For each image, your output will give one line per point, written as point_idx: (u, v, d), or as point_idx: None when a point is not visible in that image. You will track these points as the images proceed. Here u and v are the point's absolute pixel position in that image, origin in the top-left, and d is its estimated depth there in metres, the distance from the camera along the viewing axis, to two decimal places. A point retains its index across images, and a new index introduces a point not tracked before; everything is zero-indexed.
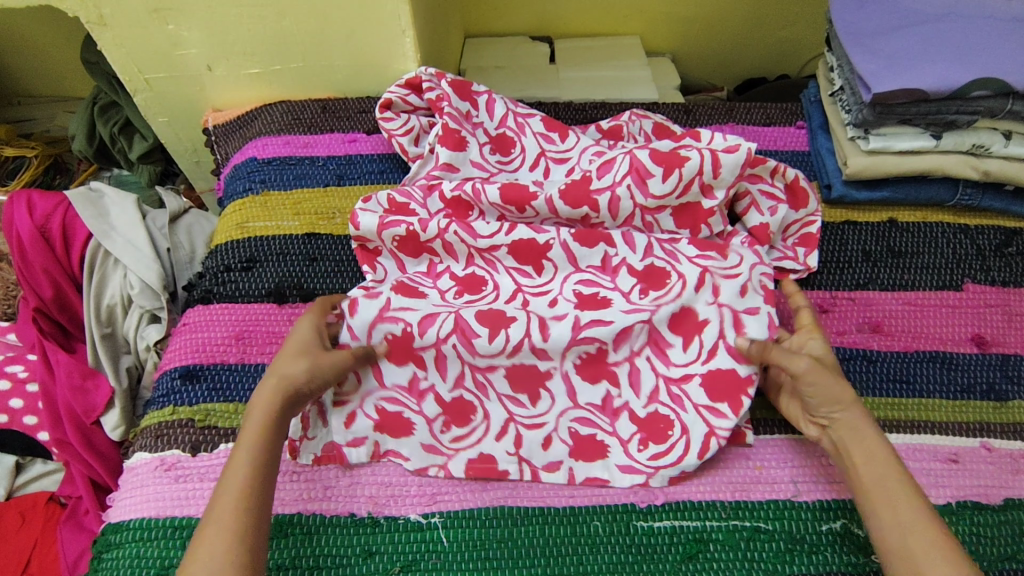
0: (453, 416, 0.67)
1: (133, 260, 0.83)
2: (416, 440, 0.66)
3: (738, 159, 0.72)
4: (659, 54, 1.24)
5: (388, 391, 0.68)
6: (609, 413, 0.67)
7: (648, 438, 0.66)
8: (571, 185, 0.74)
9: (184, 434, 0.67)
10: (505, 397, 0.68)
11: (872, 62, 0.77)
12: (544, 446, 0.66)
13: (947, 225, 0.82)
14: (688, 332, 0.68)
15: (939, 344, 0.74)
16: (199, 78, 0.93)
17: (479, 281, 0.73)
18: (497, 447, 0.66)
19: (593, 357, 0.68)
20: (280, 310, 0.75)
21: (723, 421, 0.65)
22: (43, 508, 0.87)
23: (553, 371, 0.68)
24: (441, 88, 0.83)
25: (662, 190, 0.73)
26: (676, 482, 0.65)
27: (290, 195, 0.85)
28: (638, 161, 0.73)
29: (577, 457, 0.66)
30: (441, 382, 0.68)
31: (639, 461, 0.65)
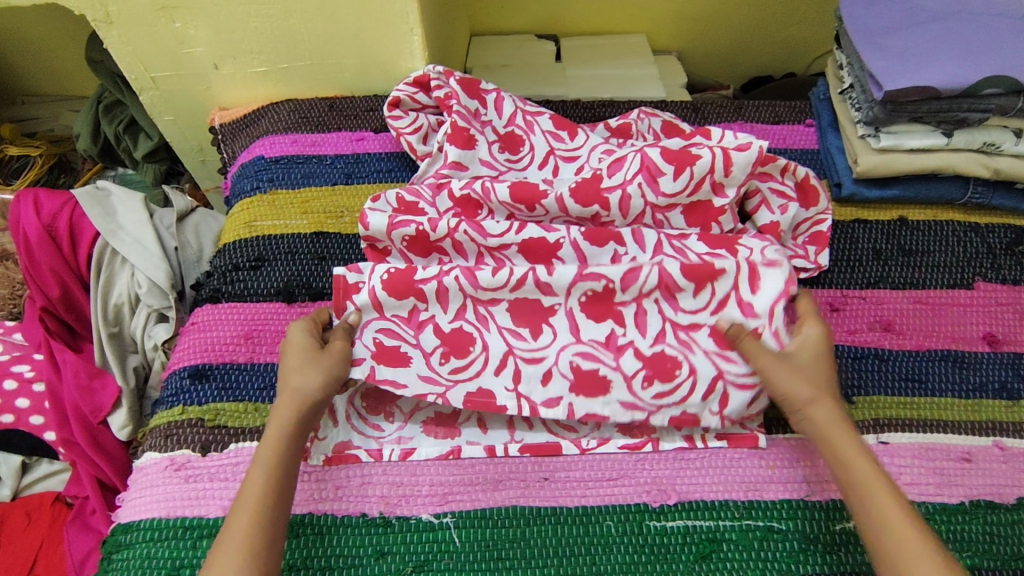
0: (452, 347, 0.68)
1: (141, 258, 0.82)
2: (414, 370, 0.67)
3: (750, 157, 0.72)
4: (665, 53, 1.24)
5: (385, 322, 0.69)
6: (612, 350, 0.68)
7: (653, 375, 0.66)
8: (581, 182, 0.74)
9: (194, 434, 0.67)
10: (506, 329, 0.69)
11: (882, 60, 0.76)
12: (543, 382, 0.67)
13: (958, 223, 0.82)
14: (702, 279, 0.68)
15: (951, 343, 0.74)
16: (206, 77, 0.93)
17: None
18: (496, 380, 0.67)
19: (600, 296, 0.69)
20: (289, 309, 0.75)
21: (732, 368, 0.66)
22: (50, 508, 0.87)
23: (557, 307, 0.69)
24: (449, 87, 0.83)
25: (673, 188, 0.73)
26: (679, 421, 0.66)
27: (298, 193, 0.84)
28: (649, 159, 0.73)
29: (579, 393, 0.67)
30: (441, 313, 0.69)
31: (642, 398, 0.66)
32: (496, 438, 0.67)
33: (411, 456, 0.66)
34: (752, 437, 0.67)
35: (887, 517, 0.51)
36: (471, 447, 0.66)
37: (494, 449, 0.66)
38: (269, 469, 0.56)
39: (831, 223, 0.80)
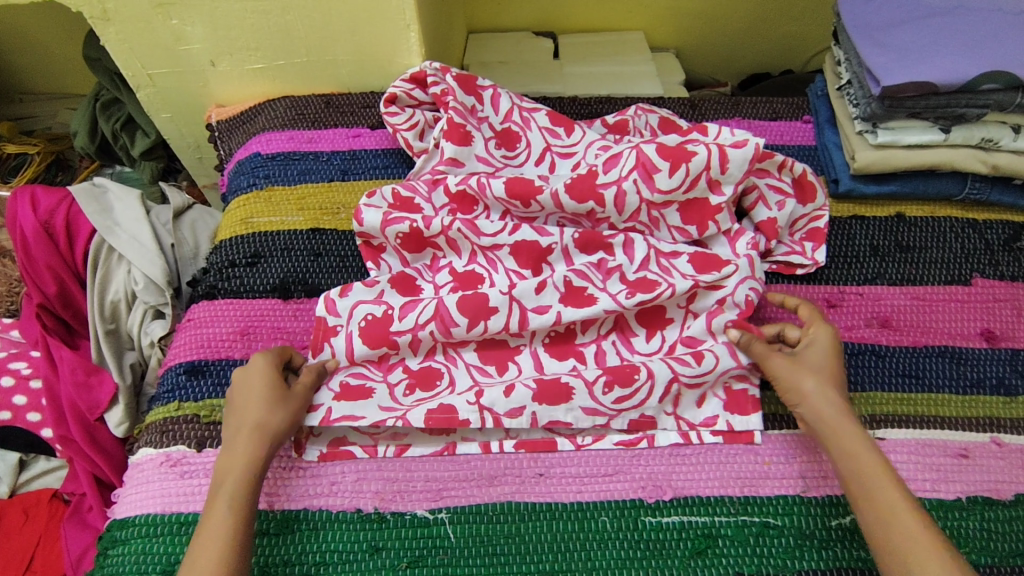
0: (420, 381, 0.68)
1: (136, 255, 0.82)
2: (375, 402, 0.67)
3: (746, 154, 0.71)
4: (663, 50, 1.23)
5: (355, 367, 0.69)
6: (577, 374, 0.68)
7: (614, 381, 0.67)
8: (577, 178, 0.74)
9: (189, 430, 0.67)
10: (473, 366, 0.69)
11: (881, 55, 0.76)
12: (505, 395, 0.66)
13: (956, 219, 0.81)
14: (653, 325, 0.71)
15: (948, 339, 0.74)
16: (203, 73, 0.92)
17: (475, 278, 0.73)
18: (458, 398, 0.66)
19: (562, 335, 0.71)
20: (285, 305, 0.75)
21: (687, 369, 0.67)
22: (46, 505, 0.88)
23: (523, 347, 0.70)
24: (446, 83, 0.82)
25: (669, 185, 0.72)
26: (637, 425, 0.67)
27: (293, 190, 0.84)
28: (645, 155, 0.73)
29: (542, 401, 0.66)
30: (411, 355, 0.70)
31: (603, 403, 0.66)
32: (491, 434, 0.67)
33: (406, 452, 0.66)
34: (712, 421, 0.67)
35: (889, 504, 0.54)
36: (468, 443, 0.66)
37: (489, 446, 0.66)
38: (232, 503, 0.56)
39: (828, 220, 0.80)
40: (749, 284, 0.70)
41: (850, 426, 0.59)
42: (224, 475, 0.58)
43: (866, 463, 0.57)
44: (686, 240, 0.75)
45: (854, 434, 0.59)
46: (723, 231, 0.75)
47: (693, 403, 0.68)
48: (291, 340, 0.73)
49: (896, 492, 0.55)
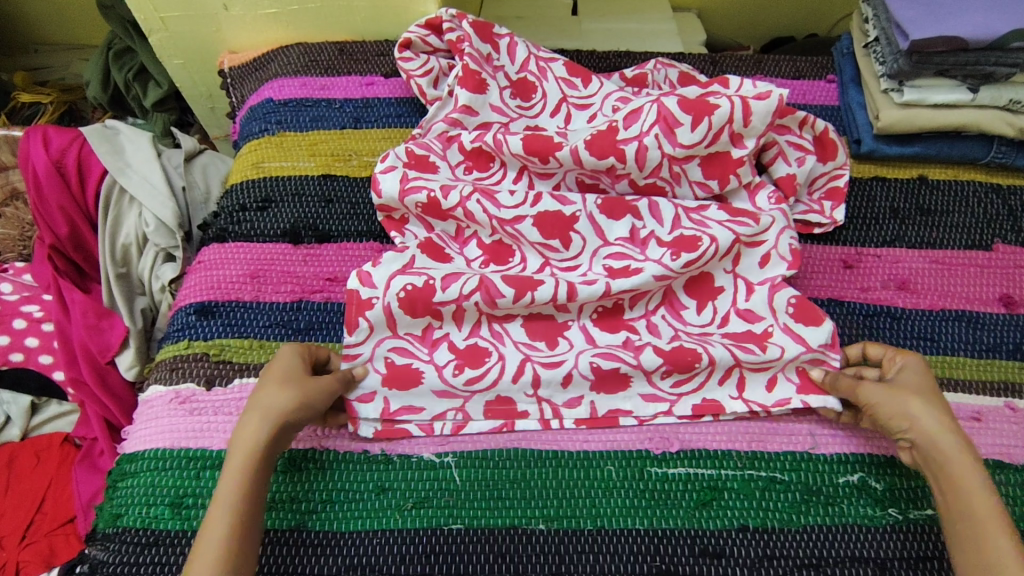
0: (468, 359, 0.66)
1: (148, 196, 0.79)
2: (427, 387, 0.65)
3: (769, 106, 0.70)
4: (684, 9, 1.20)
5: (398, 340, 0.66)
6: (631, 349, 0.66)
7: (672, 368, 0.66)
8: (597, 135, 0.73)
9: (198, 368, 0.67)
10: (522, 342, 0.67)
11: (911, 9, 0.73)
12: (563, 384, 0.65)
13: (979, 183, 0.79)
14: (703, 296, 0.70)
15: (967, 303, 0.72)
16: (216, 17, 0.91)
17: (505, 254, 0.71)
18: (515, 388, 0.65)
19: (611, 310, 0.68)
20: (294, 250, 0.74)
21: (750, 356, 0.66)
22: (58, 449, 0.89)
23: (570, 323, 0.68)
24: (462, 30, 0.81)
25: (691, 139, 0.71)
26: (702, 410, 0.65)
27: (306, 135, 0.83)
28: (666, 109, 0.71)
29: (599, 390, 0.66)
30: (456, 329, 0.67)
31: (662, 389, 0.66)
32: (556, 395, 0.65)
33: (464, 429, 0.64)
34: (787, 400, 0.65)
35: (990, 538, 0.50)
36: (526, 419, 0.64)
37: (548, 422, 0.64)
38: (235, 492, 0.53)
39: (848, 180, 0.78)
40: (787, 294, 0.68)
41: (969, 460, 0.54)
42: (231, 458, 0.55)
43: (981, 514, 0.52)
44: (707, 194, 0.74)
45: (972, 469, 0.54)
46: (744, 184, 0.74)
47: (762, 388, 0.66)
48: (300, 284, 0.72)
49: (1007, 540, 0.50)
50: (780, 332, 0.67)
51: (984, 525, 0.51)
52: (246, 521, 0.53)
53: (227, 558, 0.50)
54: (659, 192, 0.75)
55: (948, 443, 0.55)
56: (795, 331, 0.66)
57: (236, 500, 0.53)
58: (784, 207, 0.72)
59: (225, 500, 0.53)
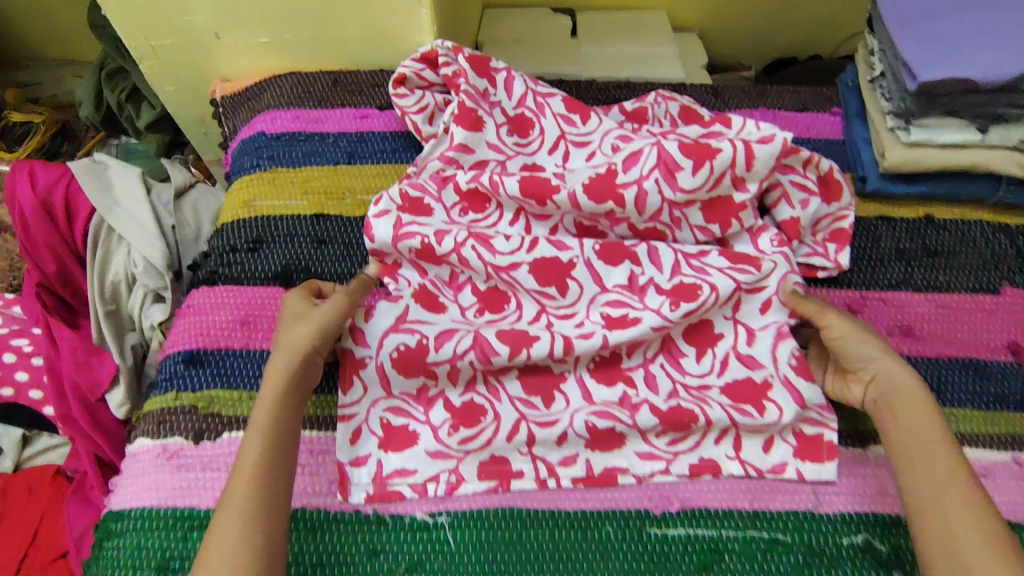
0: (464, 418, 0.64)
1: (136, 236, 0.77)
2: (421, 448, 0.63)
3: (773, 150, 0.69)
4: (685, 30, 1.18)
5: (392, 400, 0.65)
6: (628, 408, 0.65)
7: (669, 427, 0.64)
8: (595, 178, 0.71)
9: (187, 421, 0.65)
10: (518, 398, 0.65)
11: (918, 48, 0.70)
12: (558, 442, 0.64)
13: (986, 223, 0.78)
14: (702, 343, 0.68)
15: (974, 351, 0.71)
16: (208, 46, 0.90)
17: (501, 301, 0.69)
18: (509, 447, 0.63)
19: (607, 360, 0.67)
20: (286, 295, 0.73)
21: (749, 420, 0.64)
22: (49, 483, 0.88)
23: (567, 375, 0.67)
24: (458, 64, 0.79)
25: (692, 183, 0.70)
26: (700, 469, 0.64)
27: (298, 171, 0.81)
28: (666, 152, 0.70)
29: (594, 448, 0.64)
30: (451, 388, 0.66)
31: (658, 447, 0.64)
32: (549, 453, 0.64)
33: (458, 490, 0.62)
34: (782, 468, 0.64)
35: (937, 455, 0.55)
36: (521, 479, 0.63)
37: (545, 482, 0.63)
38: (267, 421, 0.58)
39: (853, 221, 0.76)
40: (792, 345, 0.66)
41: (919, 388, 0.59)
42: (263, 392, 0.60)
43: (928, 433, 0.56)
44: (709, 239, 0.73)
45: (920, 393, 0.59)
46: (745, 228, 0.73)
47: (759, 449, 0.64)
48: None
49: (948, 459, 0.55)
50: (780, 387, 0.65)
51: (928, 442, 0.56)
52: (277, 443, 0.58)
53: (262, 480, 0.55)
54: (659, 236, 0.73)
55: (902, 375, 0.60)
56: (797, 387, 0.65)
57: (265, 426, 0.58)
58: (787, 250, 0.71)
59: (258, 427, 0.58)
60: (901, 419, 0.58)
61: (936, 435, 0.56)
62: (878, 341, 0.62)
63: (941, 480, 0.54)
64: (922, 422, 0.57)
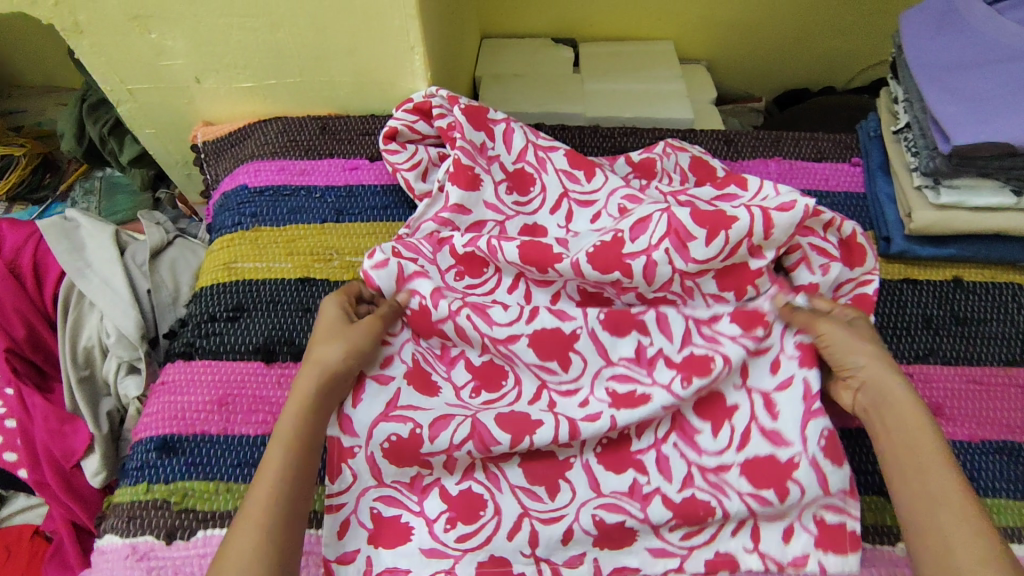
0: (460, 513, 0.59)
1: (107, 303, 0.73)
2: (414, 545, 0.58)
3: (793, 218, 0.63)
4: (692, 62, 1.13)
5: (384, 490, 0.60)
6: (638, 499, 0.60)
7: (682, 521, 0.59)
8: (600, 246, 0.65)
9: (159, 518, 0.60)
10: (519, 488, 0.60)
11: (952, 105, 0.65)
12: (564, 541, 0.59)
13: (1019, 287, 0.72)
14: (717, 416, 0.62)
15: (1010, 433, 0.65)
16: (188, 90, 0.84)
17: (496, 372, 0.65)
18: (510, 547, 0.58)
19: (614, 442, 0.62)
20: (267, 370, 0.67)
21: (767, 508, 0.58)
22: (28, 542, 0.83)
23: (573, 460, 0.61)
24: (453, 116, 0.74)
25: (706, 254, 0.64)
26: (716, 565, 0.59)
27: (282, 230, 0.76)
28: (677, 221, 0.64)
29: (603, 546, 0.59)
30: (447, 476, 0.61)
31: (671, 543, 0.59)
32: (555, 553, 0.59)
33: None
34: (803, 561, 0.58)
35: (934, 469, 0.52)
36: None
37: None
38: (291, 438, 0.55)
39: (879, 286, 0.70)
40: (822, 424, 0.59)
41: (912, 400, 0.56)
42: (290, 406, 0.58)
43: (923, 447, 0.53)
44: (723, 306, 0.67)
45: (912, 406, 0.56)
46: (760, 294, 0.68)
47: (779, 539, 0.59)
48: (274, 413, 0.65)
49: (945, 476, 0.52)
50: (806, 467, 0.58)
51: (922, 455, 0.53)
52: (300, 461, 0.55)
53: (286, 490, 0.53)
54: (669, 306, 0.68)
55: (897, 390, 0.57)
56: (823, 468, 0.58)
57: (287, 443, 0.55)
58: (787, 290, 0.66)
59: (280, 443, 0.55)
60: (896, 433, 0.55)
61: (931, 448, 0.53)
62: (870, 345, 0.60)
63: (937, 495, 0.51)
64: (913, 432, 0.54)
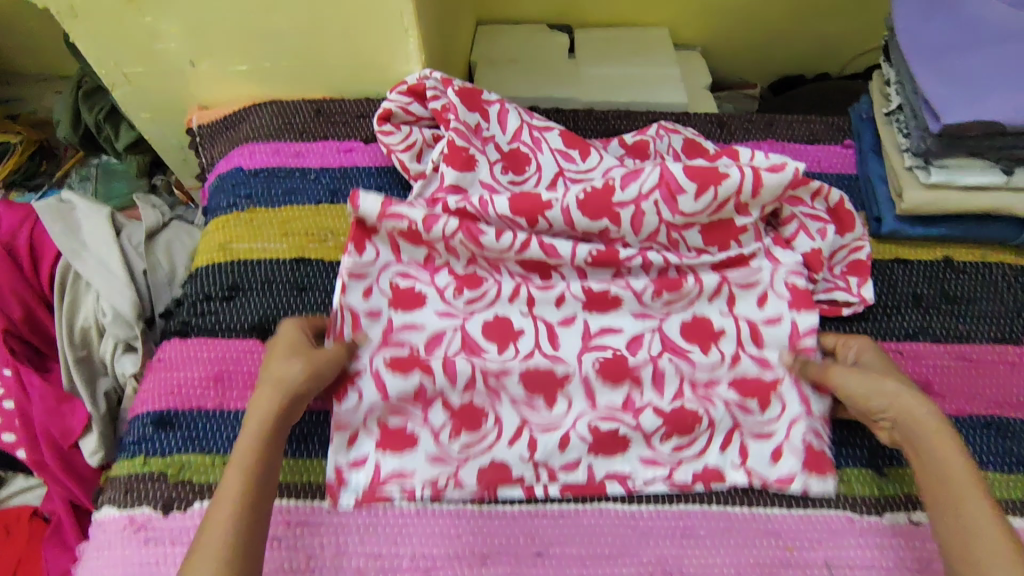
0: (464, 421, 0.63)
1: (104, 283, 0.74)
2: (421, 452, 0.62)
3: (783, 178, 0.66)
4: (688, 48, 1.14)
5: (389, 404, 0.63)
6: (632, 411, 0.64)
7: (672, 430, 0.63)
8: (590, 195, 0.67)
9: (155, 490, 0.61)
10: (520, 400, 0.64)
11: (942, 86, 0.66)
12: (561, 448, 0.62)
13: (1009, 267, 0.73)
14: (705, 339, 0.66)
15: (997, 408, 0.66)
16: (183, 74, 0.85)
17: (475, 281, 0.68)
18: (511, 452, 0.62)
19: (611, 361, 0.65)
20: (262, 347, 0.68)
21: (752, 418, 0.64)
22: (26, 524, 0.82)
23: (571, 375, 0.65)
24: (447, 98, 0.74)
25: (693, 208, 0.66)
26: (705, 478, 0.62)
27: (277, 211, 0.77)
28: (669, 174, 0.66)
29: (598, 453, 0.63)
30: (450, 389, 0.64)
31: (662, 454, 0.63)
32: (554, 457, 0.62)
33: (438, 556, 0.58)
34: (789, 480, 0.62)
35: (966, 499, 0.51)
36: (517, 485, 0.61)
37: (532, 491, 0.61)
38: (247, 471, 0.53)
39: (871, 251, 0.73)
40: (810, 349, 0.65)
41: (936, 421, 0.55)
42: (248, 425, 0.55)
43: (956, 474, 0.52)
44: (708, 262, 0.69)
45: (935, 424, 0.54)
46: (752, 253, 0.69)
47: (768, 458, 0.63)
48: None
49: (983, 506, 0.50)
50: (789, 385, 0.64)
51: (959, 487, 0.51)
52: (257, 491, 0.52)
53: (238, 523, 0.50)
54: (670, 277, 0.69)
55: (922, 417, 0.55)
56: (805, 390, 0.64)
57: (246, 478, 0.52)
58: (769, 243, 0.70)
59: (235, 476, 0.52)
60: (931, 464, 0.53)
61: (961, 470, 0.52)
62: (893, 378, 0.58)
63: (970, 534, 0.49)
64: (941, 457, 0.53)
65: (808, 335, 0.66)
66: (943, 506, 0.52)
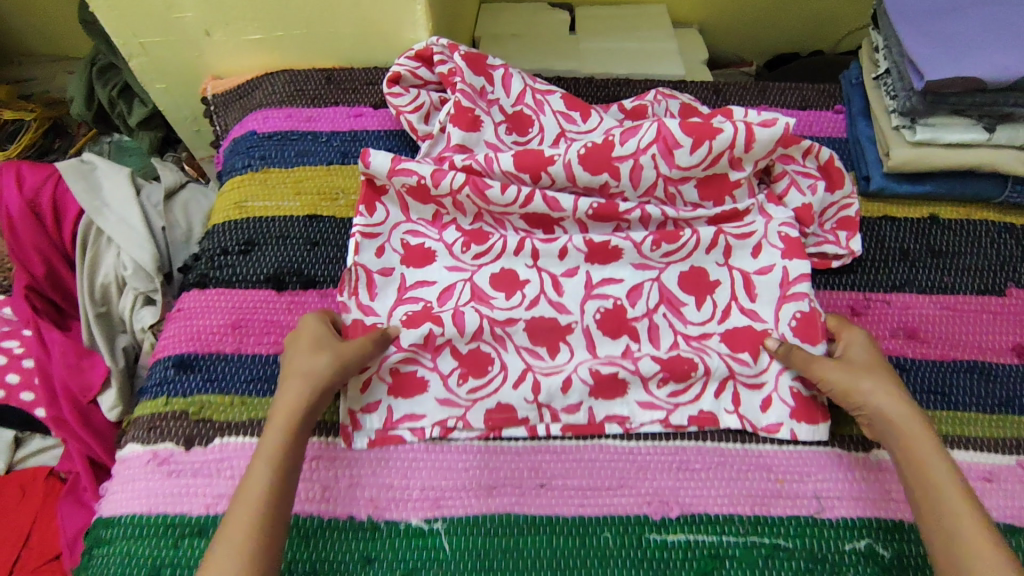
0: (470, 368, 0.66)
1: (125, 238, 0.77)
2: (431, 395, 0.65)
3: (774, 134, 0.69)
4: (685, 25, 1.17)
5: (402, 353, 0.66)
6: (632, 359, 0.67)
7: (669, 376, 0.66)
8: (591, 149, 0.70)
9: (176, 427, 0.64)
10: (524, 348, 0.67)
11: (926, 47, 0.69)
12: (563, 390, 0.65)
13: (992, 223, 0.76)
14: (700, 291, 0.70)
15: (979, 353, 0.69)
16: (198, 43, 0.88)
17: (481, 237, 0.71)
18: (514, 394, 0.65)
19: (612, 312, 0.68)
20: (277, 298, 0.71)
21: (745, 369, 0.66)
22: (41, 483, 0.82)
23: (574, 326, 0.68)
24: (453, 62, 0.77)
25: (689, 161, 0.70)
26: (698, 421, 0.65)
27: (290, 171, 0.80)
28: (667, 130, 0.69)
29: (598, 396, 0.66)
30: (458, 337, 0.66)
31: (658, 397, 0.66)
32: (557, 400, 0.65)
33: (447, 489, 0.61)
34: (777, 428, 0.64)
35: (944, 492, 0.52)
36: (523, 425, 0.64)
37: (536, 430, 0.64)
38: (271, 463, 0.54)
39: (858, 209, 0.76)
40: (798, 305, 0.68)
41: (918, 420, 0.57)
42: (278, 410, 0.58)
43: (937, 473, 0.53)
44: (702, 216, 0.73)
45: (919, 429, 0.56)
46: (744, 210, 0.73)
47: (757, 406, 0.65)
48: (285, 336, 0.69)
49: (966, 502, 0.51)
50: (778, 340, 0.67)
51: (939, 483, 0.53)
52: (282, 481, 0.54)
53: (259, 512, 0.51)
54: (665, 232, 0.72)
55: (900, 415, 0.57)
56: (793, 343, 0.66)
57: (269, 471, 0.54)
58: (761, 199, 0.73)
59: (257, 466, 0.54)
60: (914, 461, 0.55)
61: (941, 465, 0.54)
62: (883, 375, 0.60)
63: (949, 526, 0.51)
64: (928, 451, 0.55)
65: (797, 287, 0.68)
66: (923, 501, 0.53)
